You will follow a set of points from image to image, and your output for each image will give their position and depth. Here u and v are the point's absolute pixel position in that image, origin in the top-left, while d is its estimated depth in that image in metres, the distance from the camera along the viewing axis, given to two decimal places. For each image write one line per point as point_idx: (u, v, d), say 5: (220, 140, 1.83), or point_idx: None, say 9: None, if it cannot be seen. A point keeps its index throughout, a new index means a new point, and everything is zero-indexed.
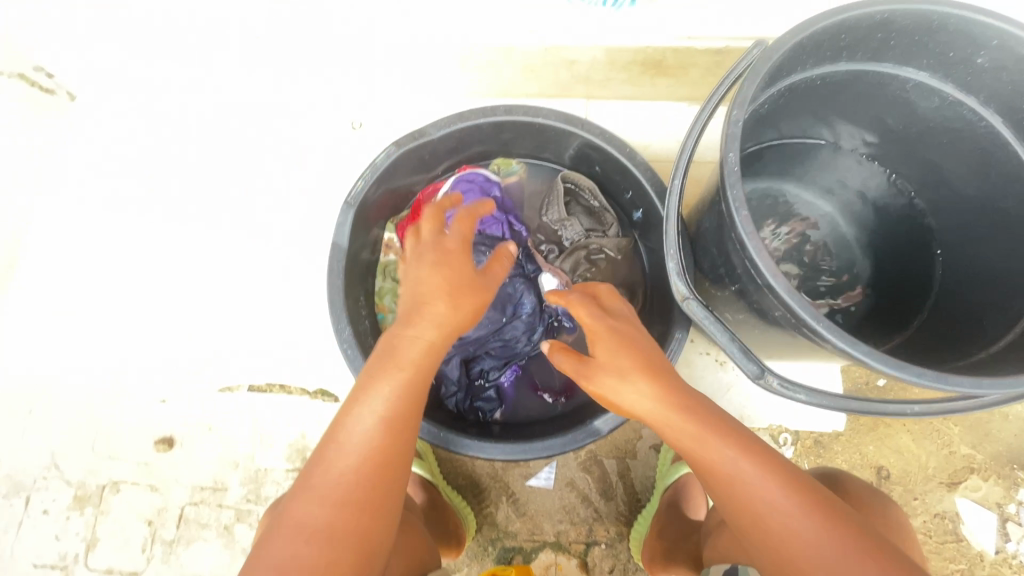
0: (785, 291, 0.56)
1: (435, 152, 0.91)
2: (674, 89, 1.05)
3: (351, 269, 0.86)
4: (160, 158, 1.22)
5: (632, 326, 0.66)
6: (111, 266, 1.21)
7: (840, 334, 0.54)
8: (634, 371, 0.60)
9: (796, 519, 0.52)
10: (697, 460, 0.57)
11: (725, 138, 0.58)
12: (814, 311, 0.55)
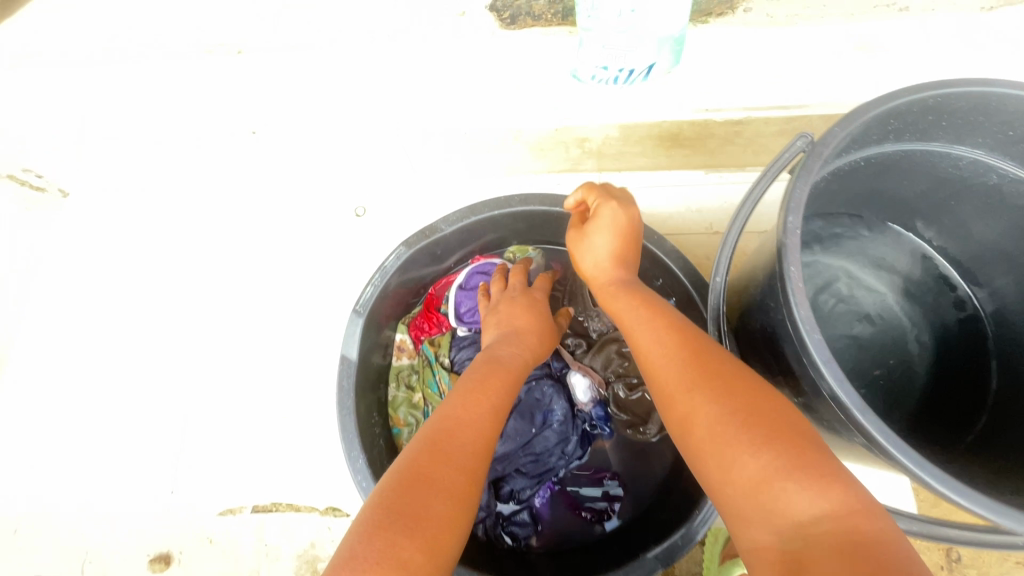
0: (871, 425, 0.48)
1: (447, 247, 0.85)
2: (692, 158, 1.01)
3: (364, 379, 0.79)
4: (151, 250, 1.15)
5: (630, 220, 0.68)
6: (90, 373, 1.09)
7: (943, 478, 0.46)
8: (612, 269, 0.67)
9: (742, 450, 0.45)
10: (648, 371, 0.56)
11: (782, 248, 0.52)
12: (906, 448, 0.47)
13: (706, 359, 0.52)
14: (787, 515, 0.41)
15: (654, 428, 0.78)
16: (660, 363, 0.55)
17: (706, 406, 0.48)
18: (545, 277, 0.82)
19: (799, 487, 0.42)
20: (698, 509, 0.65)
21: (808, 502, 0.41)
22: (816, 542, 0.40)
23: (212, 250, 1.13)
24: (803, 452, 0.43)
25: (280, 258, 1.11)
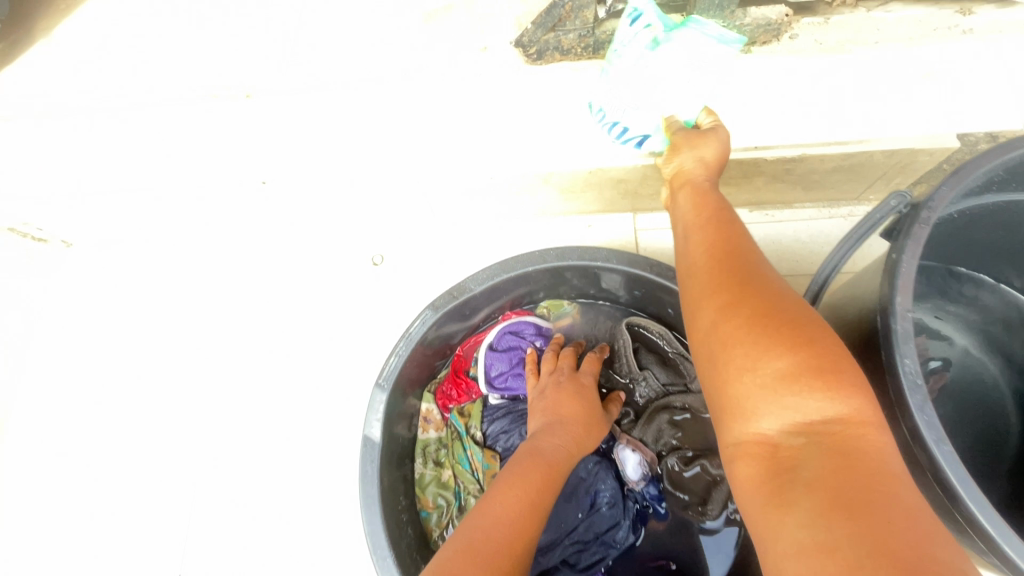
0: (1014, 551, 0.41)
1: (476, 306, 0.77)
2: (734, 198, 0.94)
3: (389, 457, 0.71)
4: (158, 308, 1.09)
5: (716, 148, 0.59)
6: (92, 442, 1.02)
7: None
8: (692, 180, 0.59)
9: (761, 355, 0.40)
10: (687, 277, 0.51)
11: (891, 334, 0.45)
12: None
13: (743, 264, 0.47)
14: (792, 419, 0.39)
15: (717, 509, 0.67)
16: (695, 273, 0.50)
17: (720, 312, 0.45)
18: (595, 359, 0.74)
19: (813, 402, 0.38)
20: None
21: (818, 414, 0.38)
22: (808, 456, 0.37)
23: (223, 304, 1.07)
24: (833, 370, 0.39)
25: (295, 313, 1.04)
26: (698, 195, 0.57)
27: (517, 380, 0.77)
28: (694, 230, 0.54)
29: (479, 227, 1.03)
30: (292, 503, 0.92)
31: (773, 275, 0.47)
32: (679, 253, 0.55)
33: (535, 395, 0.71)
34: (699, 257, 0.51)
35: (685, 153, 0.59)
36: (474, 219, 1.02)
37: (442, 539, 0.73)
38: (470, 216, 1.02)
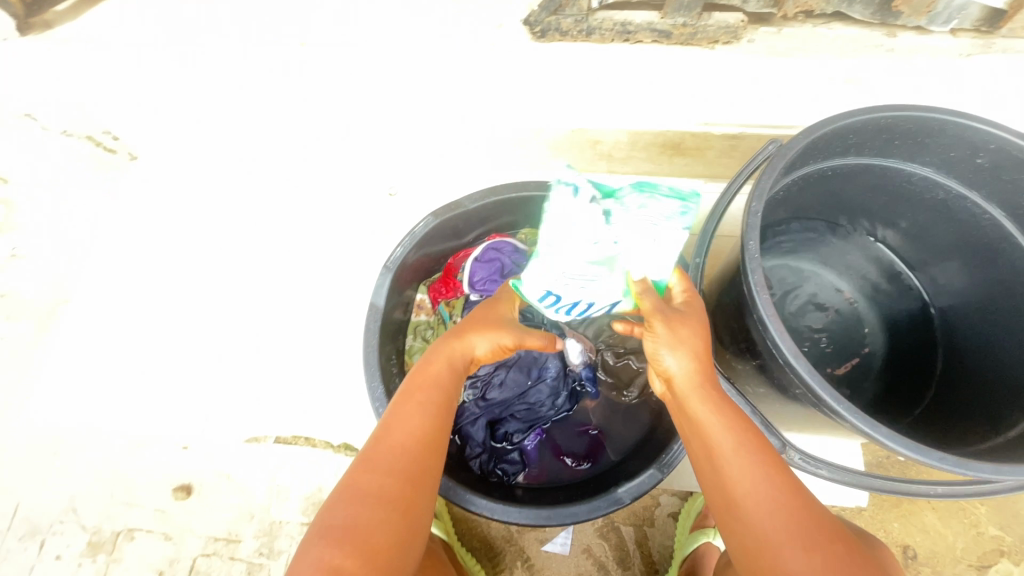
0: (805, 371, 0.59)
1: (468, 222, 0.97)
2: (691, 167, 1.14)
3: (386, 329, 0.91)
4: (205, 218, 1.31)
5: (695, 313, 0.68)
6: (152, 314, 1.27)
7: (849, 408, 0.57)
8: (692, 343, 0.64)
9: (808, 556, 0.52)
10: (719, 475, 0.59)
11: (744, 226, 0.63)
12: (834, 391, 0.58)
13: (767, 463, 0.58)
14: None
15: (634, 393, 0.88)
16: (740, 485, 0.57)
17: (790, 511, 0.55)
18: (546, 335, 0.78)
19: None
20: (666, 454, 0.76)
21: None
22: None
23: (262, 215, 1.29)
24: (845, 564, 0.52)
25: (320, 229, 1.25)
26: (700, 391, 0.63)
27: (494, 284, 0.94)
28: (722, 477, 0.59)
29: (481, 173, 1.24)
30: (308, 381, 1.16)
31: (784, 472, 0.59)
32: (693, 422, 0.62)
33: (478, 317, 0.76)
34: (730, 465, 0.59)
35: (675, 352, 0.64)
36: (477, 166, 1.23)
37: None
38: (474, 163, 1.23)
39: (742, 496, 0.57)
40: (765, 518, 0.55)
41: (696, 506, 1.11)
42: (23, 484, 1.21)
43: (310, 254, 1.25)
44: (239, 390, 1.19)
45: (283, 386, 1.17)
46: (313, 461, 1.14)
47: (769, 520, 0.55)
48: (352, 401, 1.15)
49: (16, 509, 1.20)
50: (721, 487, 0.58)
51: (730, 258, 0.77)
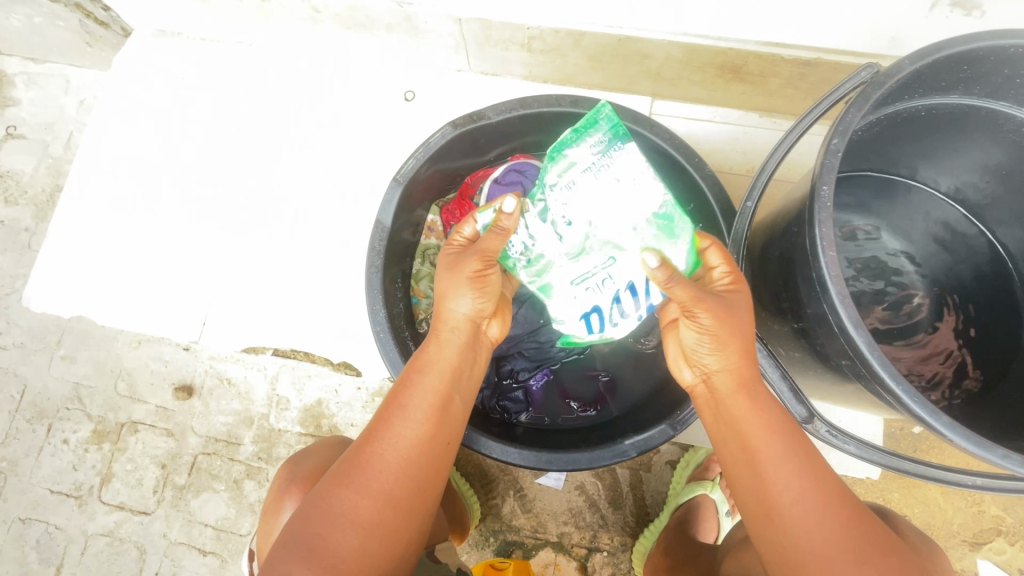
0: (864, 345, 0.51)
1: (489, 137, 0.86)
2: (749, 96, 0.98)
3: (391, 250, 0.82)
4: (200, 110, 1.20)
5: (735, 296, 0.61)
6: (149, 209, 1.20)
7: (901, 383, 0.50)
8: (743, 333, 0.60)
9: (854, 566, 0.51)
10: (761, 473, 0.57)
11: (819, 168, 0.53)
12: (896, 372, 0.50)
13: (805, 466, 0.57)
14: None
15: (654, 341, 0.83)
16: (786, 494, 0.55)
17: (842, 531, 0.53)
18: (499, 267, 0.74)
19: None
20: (681, 411, 0.71)
21: None
22: None
23: (265, 110, 1.17)
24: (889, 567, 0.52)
25: (327, 133, 1.14)
26: (743, 389, 0.61)
27: None
28: (762, 489, 0.57)
29: (506, 83, 1.09)
30: (308, 296, 1.12)
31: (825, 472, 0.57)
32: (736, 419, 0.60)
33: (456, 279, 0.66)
34: (775, 477, 0.56)
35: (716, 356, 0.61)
36: (503, 74, 1.08)
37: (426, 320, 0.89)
38: (499, 70, 1.08)
39: (785, 512, 0.55)
40: (814, 539, 0.53)
41: (697, 458, 1.09)
42: (29, 368, 1.22)
43: (313, 160, 1.14)
44: (239, 297, 1.14)
45: (284, 298, 1.12)
46: (311, 375, 1.12)
47: (818, 535, 0.53)
48: (355, 320, 1.10)
49: (24, 391, 1.22)
50: (761, 493, 0.57)
51: (787, 206, 0.67)
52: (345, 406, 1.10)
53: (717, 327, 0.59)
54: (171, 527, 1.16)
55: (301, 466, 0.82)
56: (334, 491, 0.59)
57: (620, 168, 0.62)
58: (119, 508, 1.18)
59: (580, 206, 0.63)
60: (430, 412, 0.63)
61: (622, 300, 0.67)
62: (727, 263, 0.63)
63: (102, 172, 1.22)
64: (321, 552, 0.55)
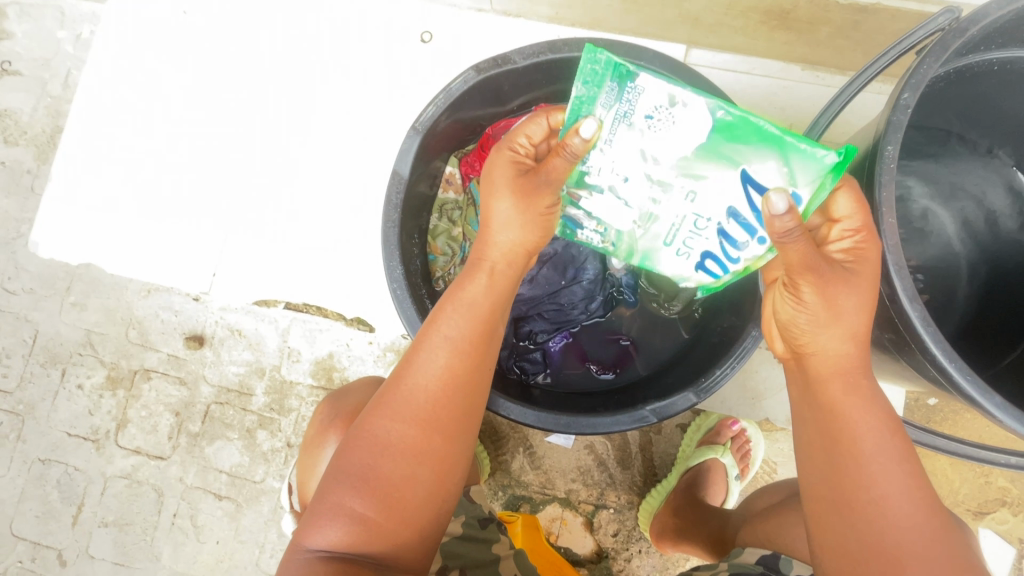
0: (919, 321, 0.54)
1: (515, 84, 0.80)
2: (793, 47, 0.91)
3: (408, 202, 0.79)
4: (204, 47, 1.13)
5: (862, 267, 0.53)
6: (153, 154, 1.15)
7: (955, 361, 0.53)
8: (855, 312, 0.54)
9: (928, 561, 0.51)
10: (837, 458, 0.55)
11: (888, 125, 0.53)
12: (950, 350, 0.53)
13: (884, 464, 0.53)
14: None
15: (677, 307, 0.80)
16: (865, 487, 0.53)
17: (925, 534, 0.52)
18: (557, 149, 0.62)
19: None
20: (706, 378, 0.70)
21: None
22: None
23: (273, 50, 1.10)
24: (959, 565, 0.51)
25: (338, 77, 1.07)
26: (847, 377, 0.56)
27: None
28: (847, 484, 0.54)
29: (531, 25, 1.02)
30: (320, 248, 1.09)
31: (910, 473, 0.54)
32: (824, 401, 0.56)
33: (500, 208, 0.63)
34: (858, 473, 0.54)
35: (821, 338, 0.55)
36: (528, 15, 1.01)
37: (442, 279, 0.86)
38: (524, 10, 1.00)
39: (866, 509, 0.53)
40: (896, 539, 0.52)
41: (709, 422, 1.08)
42: (39, 313, 1.21)
43: (324, 104, 1.08)
44: (248, 247, 1.11)
45: (295, 249, 1.10)
46: (323, 330, 1.11)
47: (897, 534, 0.52)
48: (368, 275, 1.08)
49: (37, 336, 1.22)
50: (834, 482, 0.55)
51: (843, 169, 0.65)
52: (357, 360, 1.10)
53: (823, 293, 0.53)
54: (186, 472, 1.19)
55: (343, 403, 0.82)
56: (381, 428, 0.57)
57: (648, 99, 0.56)
58: (136, 452, 1.21)
59: (624, 155, 0.59)
60: (465, 335, 0.61)
61: (731, 234, 0.59)
62: (856, 216, 0.54)
63: (103, 113, 1.16)
64: (383, 494, 0.56)
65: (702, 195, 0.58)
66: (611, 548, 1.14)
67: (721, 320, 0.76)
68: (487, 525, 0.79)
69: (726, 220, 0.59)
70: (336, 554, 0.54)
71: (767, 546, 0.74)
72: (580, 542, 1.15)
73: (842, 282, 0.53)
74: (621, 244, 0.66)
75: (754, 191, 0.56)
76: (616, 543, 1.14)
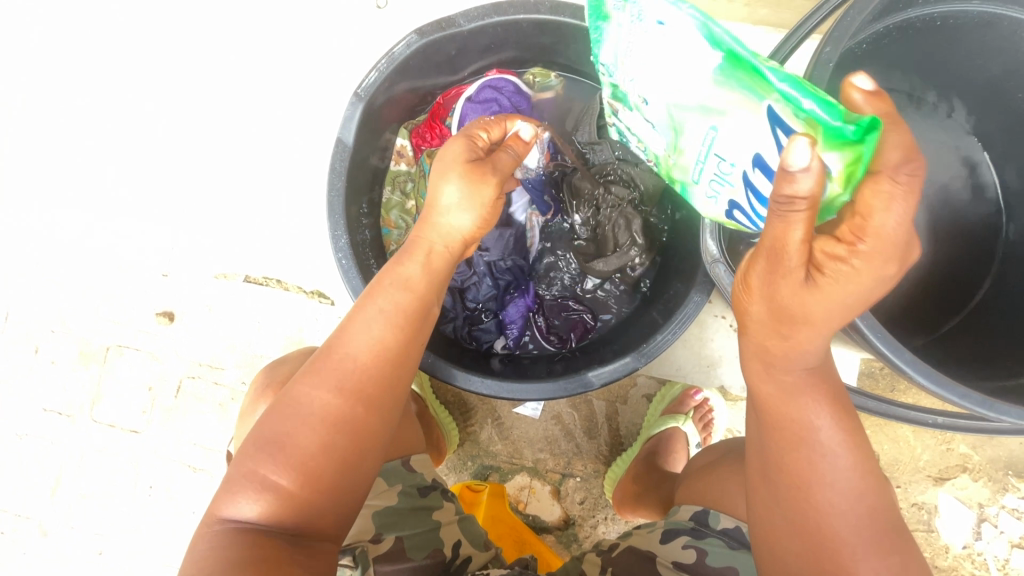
0: None
1: (463, 49, 0.78)
2: (753, 7, 0.89)
3: (357, 172, 0.78)
4: (159, 16, 1.10)
5: (843, 285, 0.45)
6: (113, 128, 1.13)
7: (867, 318, 0.51)
8: (806, 321, 0.48)
9: (858, 539, 0.52)
10: (771, 443, 0.55)
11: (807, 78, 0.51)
12: (860, 305, 0.51)
13: (811, 453, 0.53)
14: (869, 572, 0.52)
15: (605, 264, 0.80)
16: (795, 475, 0.54)
17: (850, 508, 0.53)
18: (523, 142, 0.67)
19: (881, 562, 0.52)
20: (648, 343, 0.71)
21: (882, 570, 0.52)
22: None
23: (228, 18, 1.07)
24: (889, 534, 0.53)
25: (295, 45, 1.05)
26: (778, 372, 0.54)
27: None
28: (772, 463, 0.55)
29: None
30: (281, 220, 1.08)
31: (842, 458, 0.53)
32: (764, 391, 0.55)
33: (463, 189, 0.62)
34: (782, 454, 0.54)
35: (757, 311, 0.52)
36: None
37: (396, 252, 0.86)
38: None
39: (790, 491, 0.54)
40: (821, 519, 0.53)
41: (673, 391, 1.09)
42: (10, 290, 1.22)
43: (280, 73, 1.06)
44: (212, 221, 1.11)
45: (257, 222, 1.09)
46: (288, 304, 1.10)
47: (823, 515, 0.53)
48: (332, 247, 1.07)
49: (9, 313, 1.22)
50: (766, 461, 0.56)
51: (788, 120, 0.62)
52: (321, 334, 1.09)
53: (768, 286, 0.49)
54: (161, 445, 1.20)
55: (279, 370, 0.81)
56: (307, 392, 0.57)
57: (654, 3, 0.45)
58: (111, 427, 1.22)
59: (643, 66, 0.50)
60: (375, 289, 0.62)
61: (759, 187, 0.49)
62: (887, 228, 0.41)
63: (65, 89, 1.15)
64: (305, 462, 0.55)
65: (725, 132, 0.47)
66: (578, 515, 1.16)
67: (670, 284, 0.77)
68: (428, 493, 0.80)
69: (753, 169, 0.47)
70: (254, 525, 0.53)
71: (701, 501, 0.77)
72: (548, 510, 1.16)
73: (791, 281, 0.46)
74: (660, 165, 0.61)
75: (782, 135, 0.43)
76: (583, 510, 1.15)
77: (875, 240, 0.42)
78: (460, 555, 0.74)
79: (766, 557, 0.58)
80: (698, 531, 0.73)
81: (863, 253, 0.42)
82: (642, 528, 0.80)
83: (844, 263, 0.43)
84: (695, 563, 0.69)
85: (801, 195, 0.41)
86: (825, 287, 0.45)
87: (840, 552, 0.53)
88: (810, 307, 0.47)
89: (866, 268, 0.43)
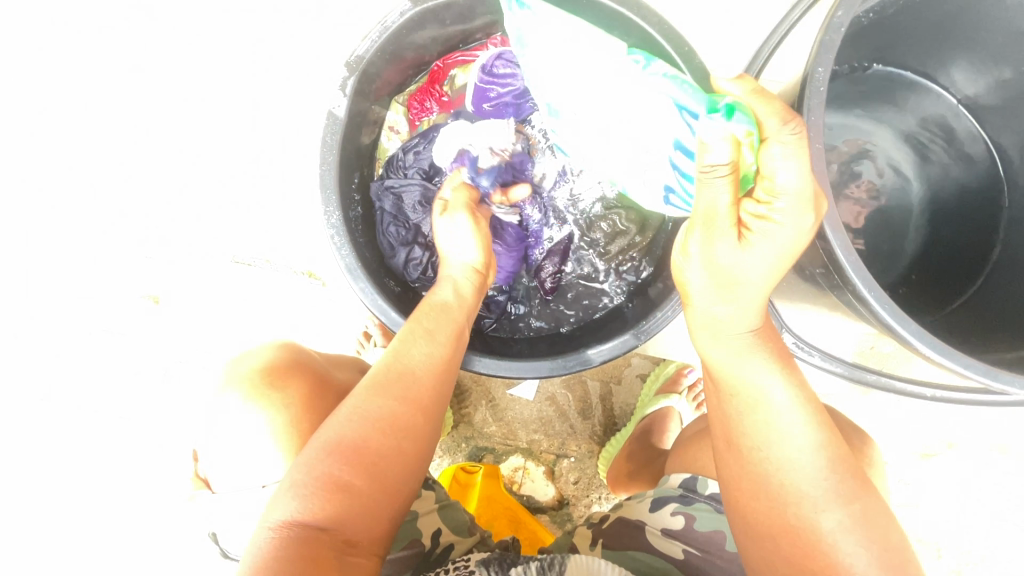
0: (839, 247, 0.51)
1: (458, 17, 0.75)
2: None
3: (348, 147, 0.75)
4: None
5: (775, 247, 0.48)
6: (55, 104, 1.02)
7: (872, 290, 0.50)
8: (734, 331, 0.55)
9: (827, 507, 0.51)
10: (728, 411, 0.56)
11: (819, 44, 0.50)
12: (866, 277, 0.50)
13: (765, 419, 0.54)
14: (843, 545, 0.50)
15: (615, 251, 0.83)
16: (755, 437, 0.54)
17: (817, 474, 0.52)
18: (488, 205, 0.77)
19: (861, 542, 0.50)
20: (646, 321, 0.71)
21: (863, 549, 0.50)
22: (847, 557, 0.50)
23: None
24: (875, 508, 0.52)
25: (279, 8, 0.97)
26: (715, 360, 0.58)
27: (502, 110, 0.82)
28: (734, 428, 0.56)
29: None
30: (250, 199, 1.00)
31: (800, 429, 0.53)
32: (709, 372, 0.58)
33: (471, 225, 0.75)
34: (741, 412, 0.55)
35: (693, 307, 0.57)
36: None
37: (383, 241, 0.83)
38: None
39: (751, 455, 0.54)
40: (782, 473, 0.53)
41: (668, 371, 1.10)
42: None
43: (247, 41, 0.98)
44: (176, 204, 1.02)
45: (222, 204, 1.01)
46: (260, 290, 1.03)
47: (781, 472, 0.53)
48: (304, 228, 1.00)
49: None
50: (726, 424, 0.57)
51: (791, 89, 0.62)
52: (304, 318, 1.03)
53: (706, 254, 0.51)
54: None
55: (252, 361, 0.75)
56: (362, 406, 0.60)
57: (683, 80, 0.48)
58: None
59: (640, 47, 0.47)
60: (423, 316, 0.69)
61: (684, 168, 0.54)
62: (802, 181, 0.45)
63: None
64: (353, 448, 0.58)
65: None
66: (571, 495, 1.16)
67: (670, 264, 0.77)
68: None
69: (675, 152, 0.53)
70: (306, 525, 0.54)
71: (689, 469, 0.77)
72: (542, 490, 1.16)
73: (725, 245, 0.49)
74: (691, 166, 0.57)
75: (689, 119, 0.49)
76: (577, 490, 1.15)
77: (785, 198, 0.46)
78: (440, 544, 0.77)
79: (742, 531, 0.57)
80: (686, 498, 0.74)
81: (779, 208, 0.46)
82: (631, 497, 0.80)
83: (766, 218, 0.47)
84: (684, 530, 0.71)
85: (722, 163, 0.45)
86: (746, 246, 0.49)
87: (803, 506, 0.52)
88: (743, 266, 0.50)
89: (785, 223, 0.47)
